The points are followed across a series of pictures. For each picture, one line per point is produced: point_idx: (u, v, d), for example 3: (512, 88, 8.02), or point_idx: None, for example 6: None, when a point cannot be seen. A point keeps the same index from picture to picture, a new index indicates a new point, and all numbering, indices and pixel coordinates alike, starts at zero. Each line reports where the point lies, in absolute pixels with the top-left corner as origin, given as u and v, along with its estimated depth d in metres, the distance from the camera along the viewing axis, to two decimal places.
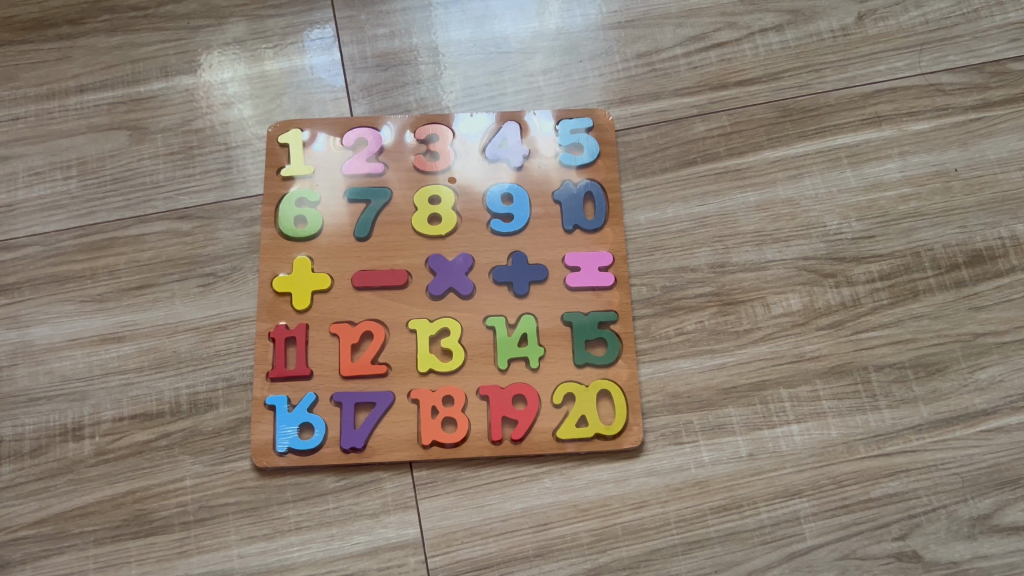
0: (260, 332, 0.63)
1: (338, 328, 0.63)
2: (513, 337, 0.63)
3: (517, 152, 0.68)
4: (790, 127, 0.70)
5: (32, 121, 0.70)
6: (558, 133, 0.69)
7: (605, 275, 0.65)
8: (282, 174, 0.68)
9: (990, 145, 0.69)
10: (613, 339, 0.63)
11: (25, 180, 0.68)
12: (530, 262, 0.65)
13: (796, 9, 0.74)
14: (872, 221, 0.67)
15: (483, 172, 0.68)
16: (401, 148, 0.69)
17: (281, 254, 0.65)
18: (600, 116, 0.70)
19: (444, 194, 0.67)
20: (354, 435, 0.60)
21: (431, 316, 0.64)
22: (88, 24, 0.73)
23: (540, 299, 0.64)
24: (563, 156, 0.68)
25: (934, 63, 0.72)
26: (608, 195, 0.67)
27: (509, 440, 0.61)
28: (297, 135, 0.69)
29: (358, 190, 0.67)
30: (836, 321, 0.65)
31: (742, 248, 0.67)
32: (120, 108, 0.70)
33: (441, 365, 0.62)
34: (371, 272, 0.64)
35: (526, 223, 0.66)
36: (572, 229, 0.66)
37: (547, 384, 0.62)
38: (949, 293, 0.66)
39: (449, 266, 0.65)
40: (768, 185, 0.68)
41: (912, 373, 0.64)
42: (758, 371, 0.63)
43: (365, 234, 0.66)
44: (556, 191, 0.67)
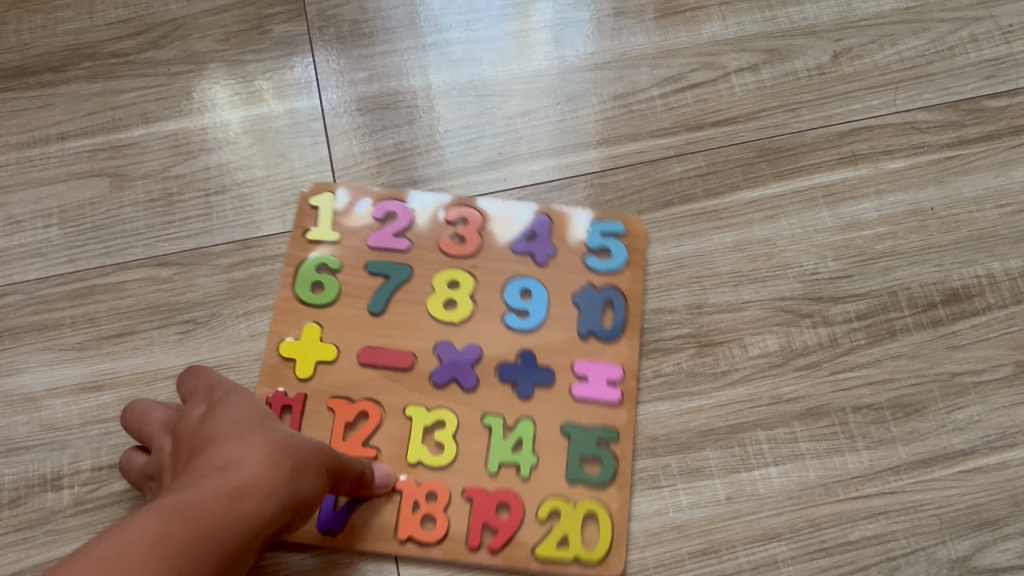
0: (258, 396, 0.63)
1: (335, 403, 0.63)
2: (509, 441, 0.62)
3: (543, 248, 0.67)
4: (766, 167, 0.70)
5: (13, 169, 0.70)
6: (588, 233, 0.68)
7: (613, 391, 0.63)
8: (307, 237, 0.68)
9: (966, 183, 0.70)
10: (610, 459, 0.62)
11: (7, 229, 0.68)
12: (539, 363, 0.64)
13: (772, 47, 0.75)
14: (849, 260, 0.68)
15: (505, 258, 0.68)
16: (431, 224, 0.69)
17: (292, 319, 0.66)
18: (635, 222, 0.69)
19: (465, 279, 0.67)
20: (332, 517, 0.60)
21: (430, 405, 0.63)
22: (69, 71, 0.73)
23: (543, 402, 0.63)
24: (590, 260, 0.67)
25: (910, 101, 0.73)
26: (630, 308, 0.66)
27: (487, 548, 0.60)
28: (338, 200, 0.69)
29: (381, 262, 0.67)
30: (813, 362, 0.65)
31: (718, 289, 0.67)
32: (101, 154, 0.71)
33: (432, 459, 0.62)
34: (378, 350, 0.65)
35: (542, 321, 0.66)
36: (587, 334, 0.65)
37: (535, 497, 0.61)
38: (926, 332, 0.66)
39: (457, 356, 0.64)
40: (744, 226, 0.69)
41: (889, 414, 0.64)
42: (735, 414, 0.64)
43: (380, 309, 0.66)
44: (576, 293, 0.66)
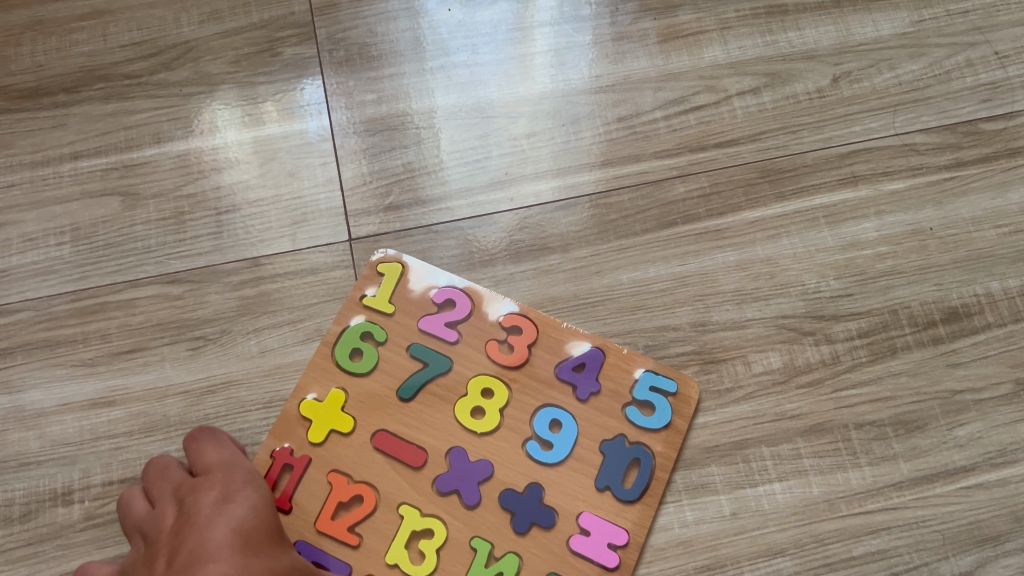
0: (264, 447, 0.63)
1: (336, 478, 0.62)
2: (490, 571, 0.60)
3: (588, 384, 0.65)
4: (768, 187, 0.72)
5: (27, 187, 0.71)
6: (636, 383, 0.65)
7: (612, 554, 0.60)
8: (362, 301, 0.67)
9: (965, 204, 0.71)
10: None
11: (20, 246, 0.69)
12: (545, 502, 0.61)
13: (773, 71, 0.76)
14: (850, 279, 0.69)
15: (546, 380, 0.65)
16: (481, 320, 0.67)
17: (319, 378, 0.65)
18: (689, 386, 0.65)
19: (499, 390, 0.65)
20: None
21: (425, 509, 0.61)
22: (83, 92, 0.74)
23: (537, 543, 0.60)
24: (631, 411, 0.64)
25: (908, 124, 0.74)
26: (655, 472, 0.63)
27: None
28: (400, 270, 0.68)
29: (424, 347, 0.66)
30: (816, 379, 0.66)
31: (722, 307, 0.68)
32: (113, 174, 0.72)
33: (410, 565, 0.60)
34: (395, 439, 0.63)
35: (565, 456, 0.63)
36: (603, 488, 0.62)
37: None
38: (927, 350, 0.67)
39: (465, 468, 0.62)
40: (747, 245, 0.70)
41: (892, 431, 0.64)
42: (739, 430, 0.64)
43: (405, 395, 0.64)
44: (606, 441, 0.63)
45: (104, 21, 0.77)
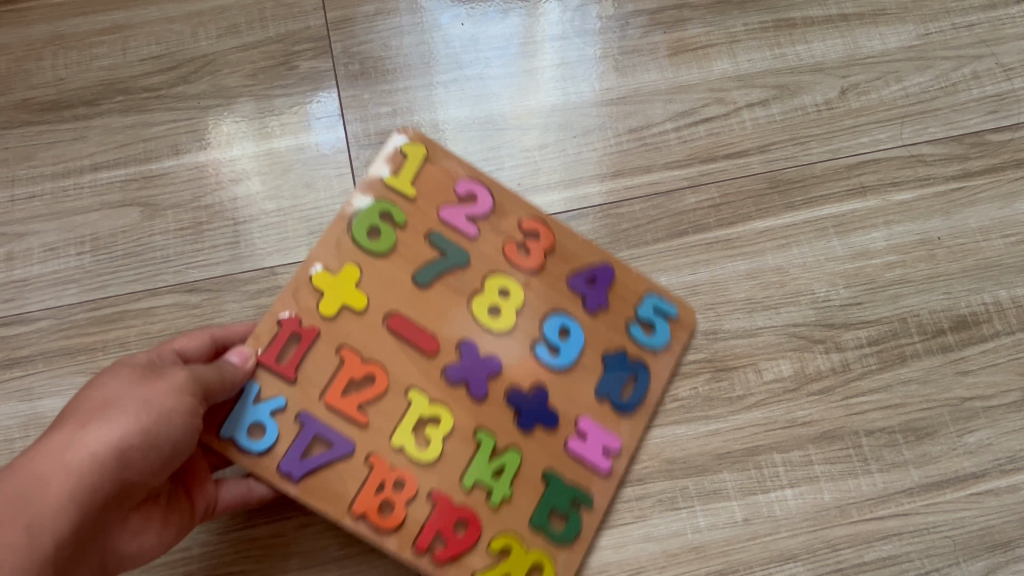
0: (275, 311, 0.61)
1: (345, 353, 0.61)
2: (492, 465, 0.61)
3: (597, 297, 0.66)
4: (777, 198, 0.73)
5: (48, 199, 0.72)
6: (640, 302, 0.67)
7: (609, 460, 0.63)
8: (384, 181, 0.65)
9: (972, 214, 0.72)
10: (579, 523, 0.61)
11: (40, 256, 0.70)
12: (548, 405, 0.63)
13: (782, 84, 0.77)
14: (859, 288, 0.70)
15: (559, 289, 0.66)
16: (499, 220, 0.67)
17: (335, 252, 0.63)
18: (685, 309, 0.67)
19: (514, 290, 0.65)
20: (299, 463, 0.58)
21: (434, 396, 0.61)
22: (103, 104, 0.75)
23: (540, 444, 0.62)
24: (633, 329, 0.66)
25: (916, 134, 0.75)
26: (653, 388, 0.65)
27: (431, 557, 0.58)
28: (422, 154, 0.66)
29: (444, 237, 0.65)
30: (827, 386, 0.67)
31: (732, 315, 0.69)
32: (132, 185, 0.73)
33: (417, 451, 0.60)
34: (409, 323, 0.62)
35: (568, 360, 0.64)
36: (603, 397, 0.64)
37: (495, 524, 0.60)
38: (936, 357, 0.68)
39: (476, 360, 0.63)
40: (757, 254, 0.71)
41: (902, 437, 0.65)
42: (751, 437, 0.65)
43: (423, 282, 0.63)
44: (609, 354, 0.65)
45: (123, 35, 0.78)
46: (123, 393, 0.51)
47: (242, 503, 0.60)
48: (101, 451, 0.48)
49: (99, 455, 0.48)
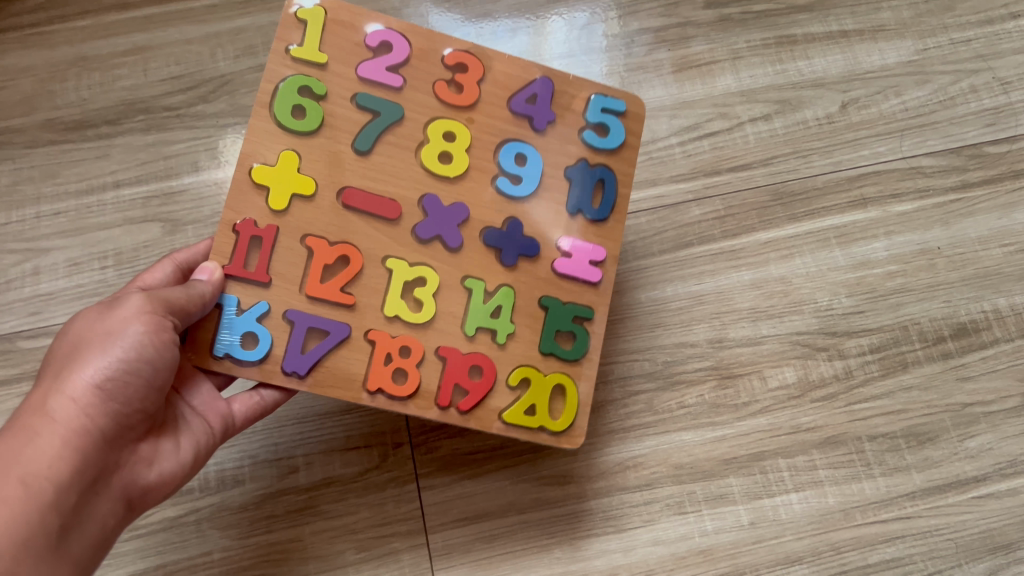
0: (225, 222, 0.56)
1: (315, 243, 0.57)
2: (488, 306, 0.59)
3: (544, 114, 0.62)
4: (780, 210, 0.74)
5: (72, 215, 0.75)
6: (587, 105, 0.63)
7: (595, 271, 0.61)
8: (289, 53, 0.58)
9: (971, 225, 0.74)
10: (583, 335, 0.61)
11: (66, 270, 0.73)
12: (524, 233, 0.60)
13: (784, 98, 0.78)
14: (861, 297, 0.72)
15: (502, 117, 0.61)
16: (422, 61, 0.61)
17: (265, 142, 0.57)
18: (634, 102, 0.64)
19: (460, 133, 0.60)
20: (300, 358, 0.56)
21: (411, 260, 0.59)
22: (124, 123, 0.77)
23: (526, 277, 0.60)
24: (588, 135, 0.62)
25: (915, 147, 0.77)
26: (620, 190, 0.62)
27: (457, 408, 0.58)
28: (323, 15, 0.59)
29: (370, 96, 0.59)
30: (830, 393, 0.69)
31: (737, 324, 0.71)
32: (154, 201, 0.76)
33: (412, 315, 0.58)
34: (366, 196, 0.58)
35: (535, 189, 0.61)
36: (575, 213, 0.62)
37: (506, 362, 0.59)
38: (937, 364, 0.70)
39: (443, 211, 0.59)
40: (762, 264, 0.72)
41: (904, 443, 0.68)
42: (757, 443, 0.68)
43: (364, 149, 0.58)
44: (569, 167, 0.62)
45: (144, 56, 0.79)
46: (93, 331, 0.51)
47: (259, 410, 0.59)
48: (81, 394, 0.49)
49: (78, 398, 0.49)
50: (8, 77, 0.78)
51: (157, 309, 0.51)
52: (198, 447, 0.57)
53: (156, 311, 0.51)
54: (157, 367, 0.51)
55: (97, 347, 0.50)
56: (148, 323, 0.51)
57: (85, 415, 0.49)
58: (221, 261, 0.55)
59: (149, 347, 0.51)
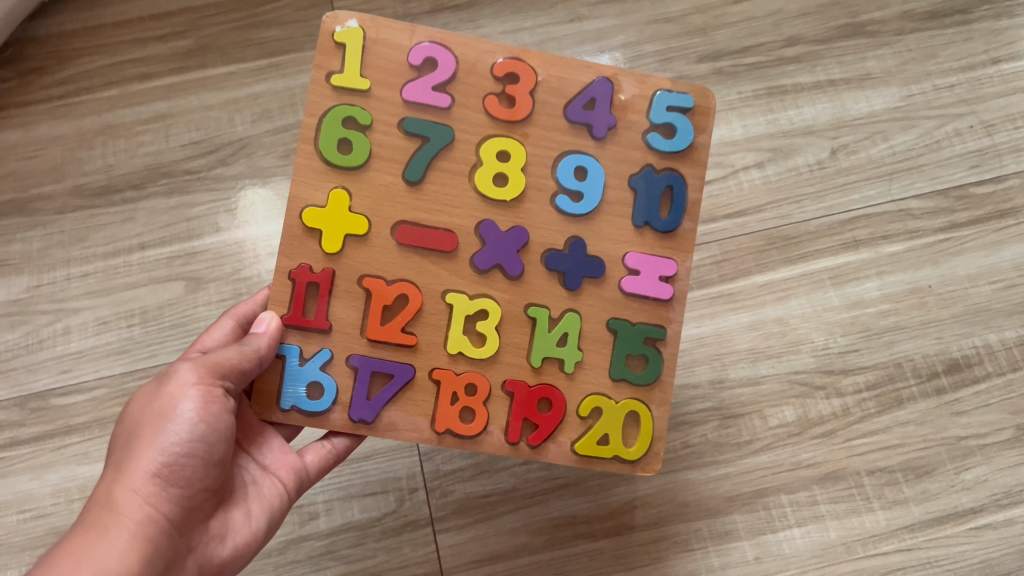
0: (280, 268, 0.57)
1: (372, 285, 0.58)
2: (554, 334, 0.59)
3: (604, 120, 0.60)
4: (775, 253, 0.77)
5: (100, 276, 0.79)
6: (652, 104, 0.60)
7: (665, 286, 0.60)
8: (330, 80, 0.58)
9: (960, 263, 0.77)
10: (654, 357, 0.60)
11: (94, 328, 0.78)
12: (589, 253, 0.60)
13: (776, 146, 0.80)
14: (856, 335, 0.75)
15: (560, 128, 0.60)
16: (471, 75, 0.59)
17: (316, 182, 0.58)
18: (703, 96, 0.61)
19: (515, 151, 0.59)
20: (366, 406, 0.57)
21: (472, 293, 0.59)
22: (148, 188, 0.81)
23: (592, 298, 0.60)
24: (652, 137, 0.60)
25: (904, 190, 0.79)
26: (688, 195, 0.61)
27: (526, 443, 0.59)
28: (362, 37, 0.58)
29: (418, 121, 0.58)
30: (829, 430, 0.72)
31: (737, 364, 0.74)
32: (177, 261, 0.79)
33: (474, 350, 0.59)
34: (419, 230, 0.58)
35: (597, 205, 0.59)
36: (642, 225, 0.60)
37: (576, 391, 0.60)
38: (931, 400, 0.73)
39: (502, 239, 0.59)
40: (758, 306, 0.75)
41: (902, 476, 0.72)
42: (759, 479, 0.71)
43: (415, 179, 0.58)
44: (634, 176, 0.60)
45: (166, 123, 0.83)
46: (143, 418, 0.52)
47: (331, 459, 0.61)
48: (142, 484, 0.49)
49: (140, 487, 0.49)
50: (38, 146, 0.82)
51: (205, 385, 0.52)
52: (271, 511, 0.57)
53: (205, 386, 0.52)
54: (212, 445, 0.52)
55: (151, 434, 0.51)
56: (199, 400, 0.51)
57: (149, 503, 0.49)
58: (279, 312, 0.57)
59: (201, 424, 0.51)
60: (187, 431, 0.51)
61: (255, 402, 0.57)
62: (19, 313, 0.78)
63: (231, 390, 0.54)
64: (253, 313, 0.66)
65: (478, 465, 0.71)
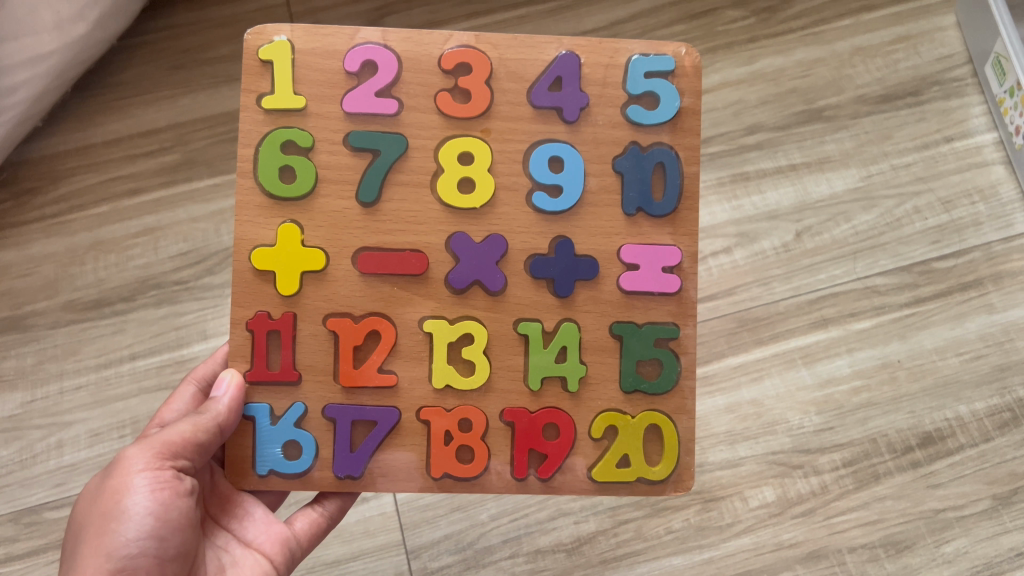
0: (237, 319, 0.57)
1: (339, 324, 0.57)
2: (551, 350, 0.58)
3: (574, 100, 0.58)
4: (747, 335, 0.80)
5: (92, 388, 0.81)
6: (629, 73, 0.59)
7: (670, 276, 0.59)
8: (262, 103, 0.58)
9: (927, 336, 0.80)
10: (668, 358, 0.58)
11: (87, 441, 0.80)
12: (577, 253, 0.58)
13: (742, 231, 0.82)
14: (830, 413, 0.79)
15: (526, 117, 0.59)
16: (416, 72, 0.59)
17: (265, 221, 0.58)
18: (682, 58, 0.60)
19: (478, 150, 0.58)
20: (350, 460, 0.57)
21: (452, 318, 0.58)
22: (138, 299, 0.83)
23: (586, 302, 0.58)
24: (634, 109, 0.59)
25: (868, 268, 0.82)
26: (683, 168, 0.59)
27: (536, 477, 0.58)
28: (289, 49, 0.58)
29: (365, 133, 0.58)
30: (808, 508, 0.78)
31: (716, 447, 0.78)
32: (166, 369, 0.81)
33: (461, 381, 0.58)
34: (382, 256, 0.57)
35: (578, 199, 0.58)
36: (636, 211, 0.59)
37: (585, 411, 0.58)
38: (908, 474, 0.78)
39: (477, 253, 0.58)
40: (733, 389, 0.79)
41: (883, 552, 0.77)
42: (743, 561, 0.77)
43: (370, 200, 0.58)
44: (620, 158, 0.59)
45: (155, 236, 0.84)
46: (89, 521, 0.52)
47: (318, 526, 0.62)
48: None
49: None
50: (32, 265, 0.84)
51: (151, 475, 0.52)
52: None
53: (154, 471, 0.52)
54: (165, 539, 0.51)
55: (97, 537, 0.50)
56: (145, 495, 0.51)
57: None
58: (242, 369, 0.57)
59: (150, 520, 0.51)
60: (136, 528, 0.50)
61: (230, 472, 0.57)
62: (13, 429, 0.81)
63: (188, 468, 0.54)
64: (213, 374, 0.67)
65: (465, 561, 0.76)
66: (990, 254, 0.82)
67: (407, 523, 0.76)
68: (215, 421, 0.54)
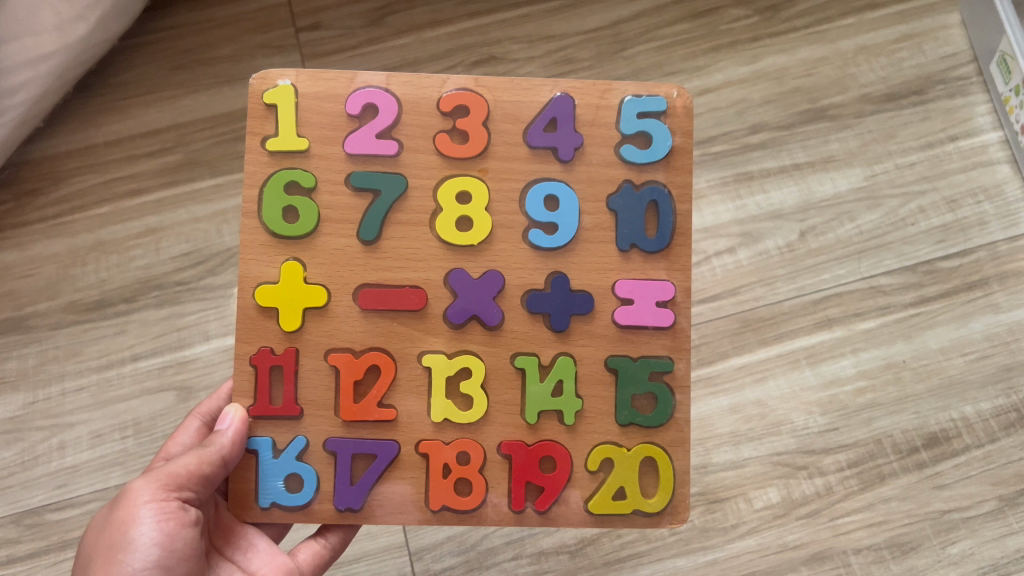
0: (240, 355, 0.57)
1: (338, 359, 0.57)
2: (547, 384, 0.58)
3: (568, 141, 0.58)
4: (751, 335, 0.79)
5: (94, 389, 0.81)
6: (621, 114, 0.59)
7: (664, 312, 0.58)
8: (266, 146, 0.58)
9: (932, 336, 0.80)
10: (663, 393, 0.58)
11: (89, 442, 0.80)
12: (573, 289, 0.58)
13: (745, 231, 0.81)
14: (834, 414, 0.79)
15: (521, 157, 0.58)
16: (416, 115, 0.59)
17: (267, 259, 0.57)
18: (674, 99, 0.59)
19: (476, 189, 0.58)
20: (350, 493, 0.56)
21: (451, 353, 0.58)
22: (139, 300, 0.82)
23: (582, 336, 0.58)
24: (627, 148, 0.59)
25: (873, 267, 0.81)
26: (676, 207, 0.59)
27: (532, 509, 0.57)
28: (293, 93, 0.58)
29: (365, 174, 0.58)
30: (813, 509, 0.77)
31: (720, 448, 0.78)
32: (168, 370, 0.81)
33: (461, 416, 0.57)
34: (382, 292, 0.57)
35: (572, 235, 0.58)
36: (629, 248, 0.58)
37: (581, 443, 0.58)
38: (913, 475, 0.78)
39: (475, 288, 0.58)
40: (738, 389, 0.79)
41: (888, 553, 0.77)
42: (747, 562, 0.76)
43: (371, 239, 0.57)
44: (612, 196, 0.58)
45: (157, 236, 0.83)
46: (96, 552, 0.51)
47: (320, 557, 0.62)
48: None
49: None
50: (33, 265, 0.83)
51: (156, 506, 0.51)
52: None
53: (159, 503, 0.52)
54: (171, 569, 0.51)
55: (104, 568, 0.50)
56: (151, 526, 0.51)
57: None
58: (245, 404, 0.56)
59: (156, 550, 0.51)
60: (142, 559, 0.50)
61: (233, 504, 0.56)
62: (15, 430, 0.81)
63: (194, 499, 0.54)
64: (218, 410, 0.67)
65: (468, 563, 0.76)
66: (995, 254, 0.81)
67: (410, 525, 0.76)
68: (219, 453, 0.54)
